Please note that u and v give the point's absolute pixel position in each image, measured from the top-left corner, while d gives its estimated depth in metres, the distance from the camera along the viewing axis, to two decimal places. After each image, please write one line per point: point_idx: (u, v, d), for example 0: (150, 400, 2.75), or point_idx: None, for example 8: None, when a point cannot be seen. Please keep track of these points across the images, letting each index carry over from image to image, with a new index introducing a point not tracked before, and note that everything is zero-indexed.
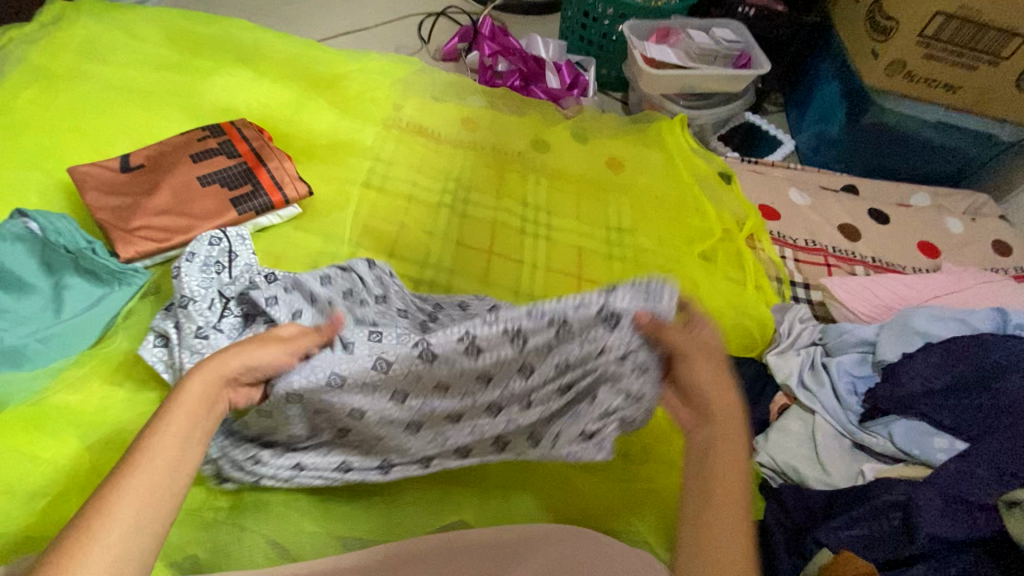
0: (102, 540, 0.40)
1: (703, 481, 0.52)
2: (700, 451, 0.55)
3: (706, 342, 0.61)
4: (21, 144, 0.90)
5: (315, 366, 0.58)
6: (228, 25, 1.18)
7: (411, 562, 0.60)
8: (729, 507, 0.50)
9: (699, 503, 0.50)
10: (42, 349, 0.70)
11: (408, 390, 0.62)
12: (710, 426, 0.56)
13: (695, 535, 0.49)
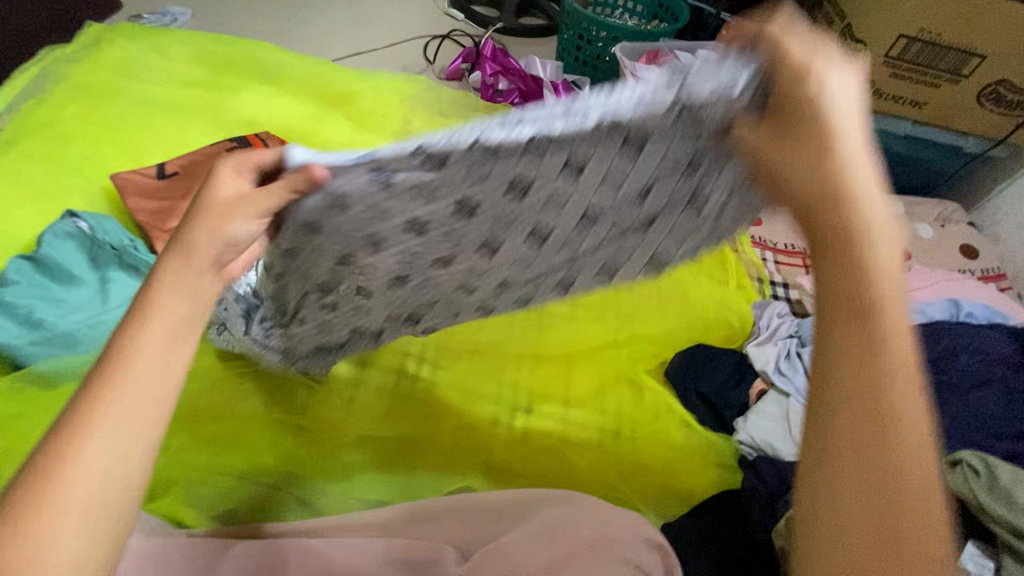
0: (70, 492, 0.35)
1: (875, 410, 0.35)
2: (858, 348, 0.36)
3: (824, 126, 0.39)
4: (66, 153, 0.99)
5: (343, 210, 0.48)
6: (251, 46, 1.28)
7: (425, 521, 0.67)
8: (918, 451, 0.34)
9: (852, 434, 0.35)
10: (91, 335, 0.78)
11: (469, 239, 0.55)
12: (875, 294, 0.37)
13: (863, 505, 0.34)
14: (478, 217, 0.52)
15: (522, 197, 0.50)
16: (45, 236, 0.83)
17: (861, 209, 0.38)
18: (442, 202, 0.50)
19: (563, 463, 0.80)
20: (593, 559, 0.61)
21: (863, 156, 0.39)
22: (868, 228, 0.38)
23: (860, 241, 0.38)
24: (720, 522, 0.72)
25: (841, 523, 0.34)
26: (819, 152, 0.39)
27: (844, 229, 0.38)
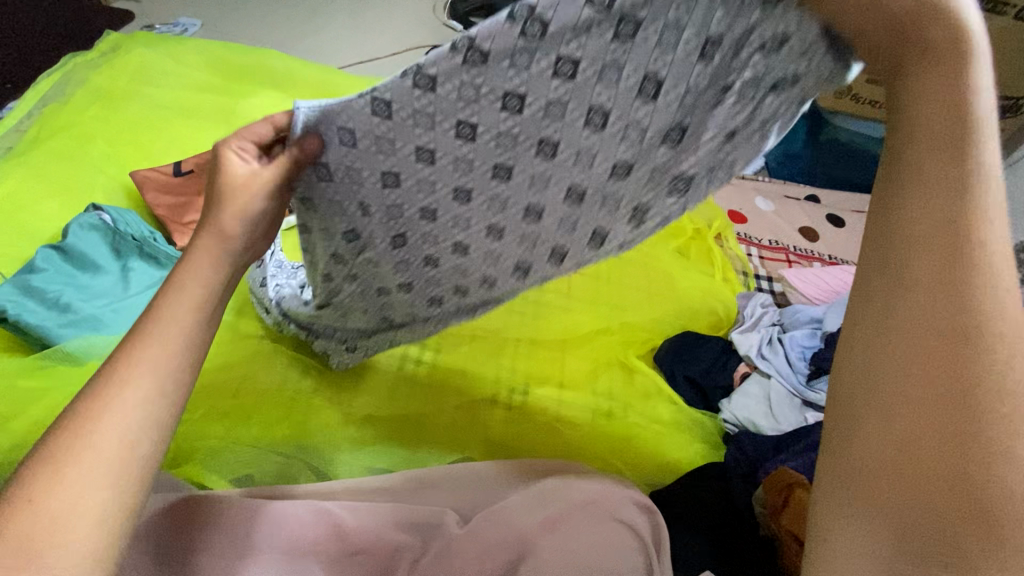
0: (97, 446, 0.41)
1: (945, 334, 0.36)
2: (930, 311, 0.37)
3: (930, 55, 0.39)
4: (88, 152, 1.05)
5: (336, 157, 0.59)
6: (261, 54, 1.35)
7: (430, 487, 0.73)
8: (1006, 379, 0.34)
9: (923, 356, 0.36)
10: (115, 318, 0.83)
11: (441, 179, 0.60)
12: (965, 221, 0.37)
13: (933, 421, 0.35)
14: (440, 157, 0.58)
15: (468, 130, 0.55)
16: (71, 227, 0.89)
17: (961, 137, 0.38)
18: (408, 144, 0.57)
19: (557, 433, 0.85)
20: (583, 519, 0.65)
21: (967, 79, 0.38)
22: (967, 159, 0.37)
23: (948, 164, 0.38)
24: (704, 488, 0.77)
25: (902, 434, 0.36)
26: (920, 81, 0.39)
27: (934, 148, 0.38)
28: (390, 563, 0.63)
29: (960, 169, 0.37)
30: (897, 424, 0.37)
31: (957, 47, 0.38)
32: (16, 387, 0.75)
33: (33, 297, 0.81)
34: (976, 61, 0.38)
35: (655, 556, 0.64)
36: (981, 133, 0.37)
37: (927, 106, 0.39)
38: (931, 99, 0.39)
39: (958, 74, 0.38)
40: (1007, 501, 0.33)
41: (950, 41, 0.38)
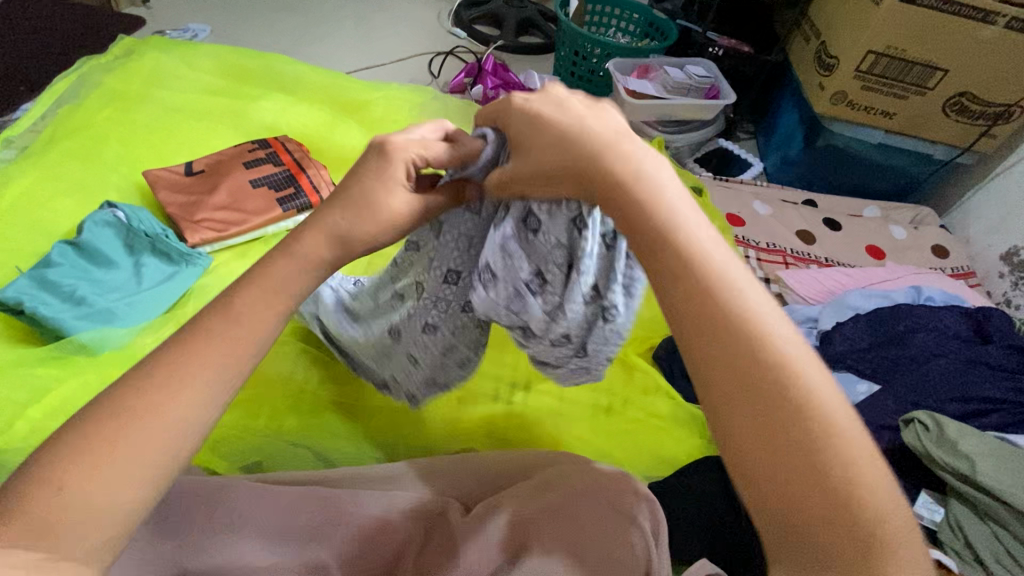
0: (155, 434, 0.38)
1: (749, 392, 0.34)
2: (737, 383, 0.35)
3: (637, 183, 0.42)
4: (101, 152, 1.08)
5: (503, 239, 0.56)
6: (270, 59, 1.39)
7: (434, 478, 0.75)
8: (814, 393, 0.34)
9: (749, 416, 0.34)
10: (127, 312, 0.86)
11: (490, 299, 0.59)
12: (717, 294, 0.37)
13: (791, 464, 0.33)
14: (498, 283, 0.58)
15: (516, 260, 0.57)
16: (85, 224, 0.91)
17: (675, 239, 0.39)
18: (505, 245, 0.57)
19: (555, 426, 0.87)
20: (581, 501, 0.67)
21: (664, 198, 0.41)
22: (693, 248, 0.39)
23: (688, 257, 0.38)
24: (698, 479, 0.79)
25: (785, 487, 0.32)
26: (625, 210, 0.42)
27: (664, 265, 0.39)
28: (394, 549, 0.65)
29: (693, 260, 0.38)
30: (775, 484, 0.33)
31: (655, 172, 0.43)
32: (33, 377, 0.78)
33: (48, 291, 0.84)
34: (667, 184, 0.43)
35: (655, 547, 0.64)
36: (688, 224, 0.40)
37: (640, 233, 0.40)
38: (647, 221, 0.40)
39: (649, 198, 0.41)
40: (878, 496, 0.32)
41: (647, 175, 0.43)
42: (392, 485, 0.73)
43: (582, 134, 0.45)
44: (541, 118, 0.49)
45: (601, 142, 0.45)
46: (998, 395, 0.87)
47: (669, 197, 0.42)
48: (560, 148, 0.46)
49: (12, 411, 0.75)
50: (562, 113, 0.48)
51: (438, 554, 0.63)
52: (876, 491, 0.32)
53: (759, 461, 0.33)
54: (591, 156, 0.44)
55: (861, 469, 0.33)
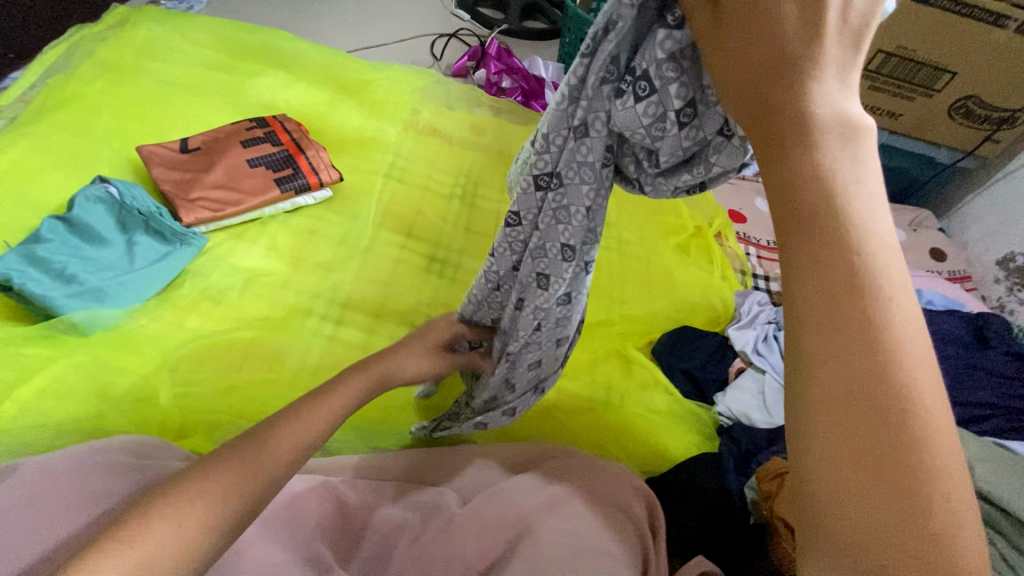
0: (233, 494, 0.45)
1: (859, 407, 0.30)
2: (850, 397, 0.30)
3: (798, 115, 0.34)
4: (94, 125, 1.05)
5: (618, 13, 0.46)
6: (269, 35, 1.35)
7: (431, 468, 0.74)
8: (936, 437, 0.30)
9: (844, 421, 0.30)
10: (120, 292, 0.84)
11: (631, 116, 0.46)
12: (863, 281, 0.31)
13: (874, 483, 0.29)
14: (650, 97, 0.45)
15: (671, 74, 0.44)
16: (76, 199, 0.88)
17: (837, 203, 0.33)
18: (663, 51, 0.44)
19: (556, 418, 0.86)
20: (583, 499, 0.66)
21: (840, 157, 0.33)
22: (851, 221, 0.32)
23: (845, 232, 0.32)
24: (698, 476, 0.79)
25: (855, 503, 0.30)
26: (794, 153, 0.34)
27: (809, 230, 0.33)
28: (390, 540, 0.65)
29: (842, 236, 0.32)
30: (843, 492, 0.30)
31: (847, 120, 0.34)
32: (20, 355, 0.76)
33: (37, 267, 0.81)
34: (865, 139, 0.34)
35: (654, 552, 0.65)
36: (858, 191, 0.33)
37: (799, 188, 0.34)
38: (798, 174, 0.34)
39: (820, 149, 0.33)
40: (960, 539, 0.29)
41: (832, 121, 0.34)
42: (389, 474, 0.73)
43: (779, 41, 0.35)
44: (752, 11, 0.36)
45: (801, 66, 0.34)
46: (993, 400, 0.88)
47: (845, 158, 0.34)
48: (756, 54, 0.36)
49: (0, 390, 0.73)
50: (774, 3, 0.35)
51: (436, 546, 0.62)
52: (955, 534, 0.29)
53: (844, 481, 0.30)
54: (782, 90, 0.35)
55: (961, 510, 0.30)
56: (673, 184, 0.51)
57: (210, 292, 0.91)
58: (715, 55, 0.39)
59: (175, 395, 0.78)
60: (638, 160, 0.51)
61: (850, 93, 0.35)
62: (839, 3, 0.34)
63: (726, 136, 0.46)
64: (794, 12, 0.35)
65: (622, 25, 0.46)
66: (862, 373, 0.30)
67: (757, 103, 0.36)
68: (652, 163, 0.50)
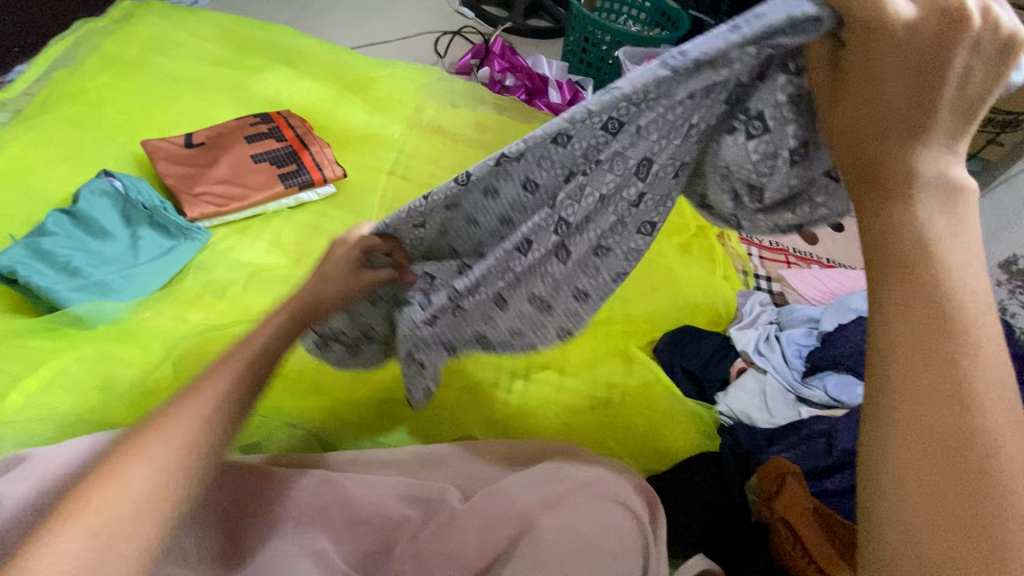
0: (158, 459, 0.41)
1: (943, 443, 0.33)
2: (936, 433, 0.33)
3: (902, 166, 0.38)
4: (99, 119, 1.05)
5: (734, 57, 0.45)
6: (274, 31, 1.35)
7: (433, 463, 0.74)
8: (1015, 482, 0.32)
9: (920, 454, 0.33)
10: (124, 286, 0.85)
11: (740, 152, 0.54)
12: (951, 329, 0.35)
13: (947, 524, 0.32)
14: (762, 136, 0.52)
15: (789, 115, 0.50)
16: (82, 193, 0.89)
17: (929, 254, 0.36)
18: (783, 95, 0.49)
19: (558, 416, 0.87)
20: (585, 491, 0.66)
21: (935, 213, 0.37)
22: (946, 266, 0.36)
23: (936, 281, 0.36)
24: (696, 473, 0.79)
25: (927, 545, 0.32)
26: (891, 201, 0.38)
27: (900, 271, 0.37)
28: (391, 536, 0.65)
29: (938, 284, 0.36)
30: (916, 521, 0.32)
31: (946, 176, 0.38)
32: (25, 347, 0.76)
33: (43, 260, 0.81)
34: (962, 191, 0.38)
35: (652, 543, 0.66)
36: (948, 243, 0.37)
37: (894, 230, 0.37)
38: (895, 222, 0.38)
39: (914, 203, 0.38)
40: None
41: (932, 178, 0.38)
42: (390, 469, 0.73)
43: (892, 98, 0.39)
44: (870, 68, 0.39)
45: (915, 126, 0.38)
46: None
47: (939, 210, 0.37)
48: (867, 105, 0.40)
49: (5, 381, 0.73)
50: (894, 67, 0.38)
51: (438, 541, 0.62)
52: None
53: (918, 521, 0.32)
54: (882, 141, 0.39)
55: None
56: (772, 221, 0.58)
57: (213, 286, 0.91)
58: (827, 108, 0.43)
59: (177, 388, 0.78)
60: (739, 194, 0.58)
61: (955, 153, 0.39)
62: (957, 78, 0.38)
63: (833, 178, 0.52)
64: (911, 68, 0.38)
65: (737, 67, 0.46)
66: (949, 415, 0.33)
67: (860, 157, 0.40)
68: (755, 199, 0.57)
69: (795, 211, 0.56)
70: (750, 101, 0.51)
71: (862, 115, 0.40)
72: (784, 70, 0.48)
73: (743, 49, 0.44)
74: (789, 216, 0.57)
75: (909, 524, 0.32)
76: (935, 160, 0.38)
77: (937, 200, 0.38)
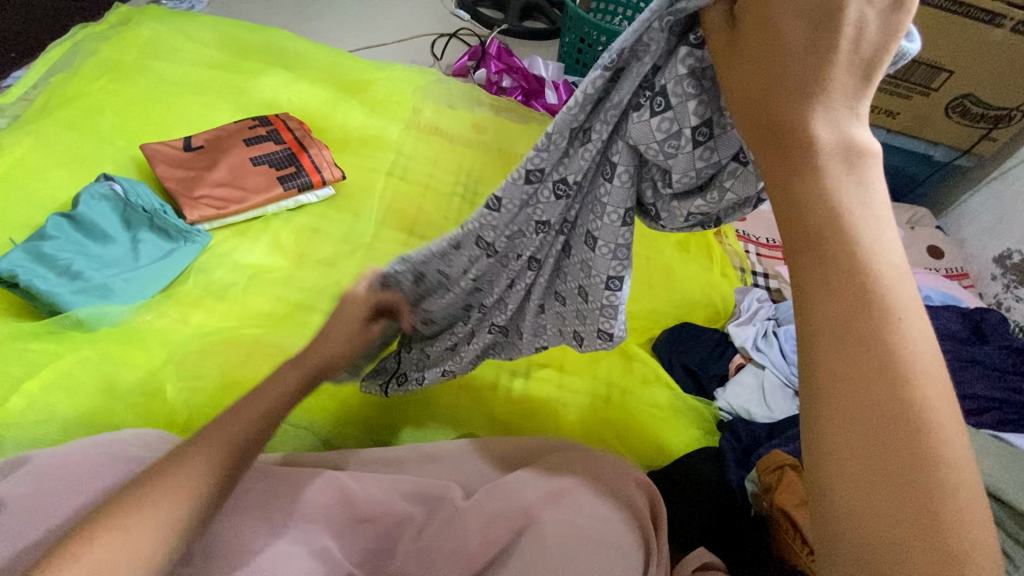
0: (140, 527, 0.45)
1: (874, 424, 0.32)
2: (864, 414, 0.33)
3: (794, 131, 0.38)
4: (97, 123, 1.05)
5: (649, 42, 0.48)
6: (271, 34, 1.35)
7: (434, 462, 0.74)
8: (948, 456, 0.32)
9: (855, 437, 0.33)
10: (125, 289, 0.85)
11: (646, 130, 0.50)
12: (869, 301, 0.34)
13: (890, 505, 0.32)
14: (665, 113, 0.49)
15: (690, 92, 0.48)
16: (81, 197, 0.89)
17: (842, 226, 0.36)
18: (684, 68, 0.48)
19: (557, 413, 0.87)
20: (584, 487, 0.67)
21: (847, 181, 0.37)
22: (858, 240, 0.36)
23: (852, 251, 0.35)
24: (697, 468, 0.80)
25: (870, 525, 0.32)
26: (799, 170, 0.38)
27: (816, 249, 0.36)
28: (394, 533, 0.65)
29: (854, 257, 0.35)
30: (853, 506, 0.32)
31: (850, 143, 0.38)
32: (26, 350, 0.76)
33: (43, 264, 0.82)
34: (867, 160, 0.38)
35: (654, 537, 0.67)
36: (863, 212, 0.37)
37: (807, 204, 0.37)
38: (805, 194, 0.37)
39: (823, 172, 0.37)
40: (971, 557, 0.31)
41: (835, 145, 0.38)
42: (392, 467, 0.73)
43: (787, 59, 0.39)
44: (764, 35, 0.41)
45: (811, 90, 0.39)
46: (990, 393, 0.89)
47: (850, 179, 0.37)
48: (767, 70, 0.40)
49: (7, 385, 0.73)
50: (789, 27, 0.39)
51: (441, 539, 0.63)
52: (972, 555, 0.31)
53: (854, 505, 0.32)
54: (784, 104, 0.39)
55: (973, 527, 0.32)
56: (685, 209, 0.54)
57: (214, 289, 0.92)
58: (725, 72, 0.44)
59: (180, 390, 0.79)
60: (654, 185, 0.55)
61: (858, 119, 0.39)
62: (852, 33, 0.38)
63: (741, 162, 0.50)
64: (802, 28, 0.39)
65: (653, 47, 0.48)
66: (875, 392, 0.33)
67: (769, 124, 0.40)
68: (665, 184, 0.53)
69: (705, 199, 0.53)
70: (657, 78, 0.50)
71: (758, 82, 0.41)
72: (687, 43, 0.48)
73: (651, 25, 0.47)
74: (699, 202, 0.53)
75: (845, 506, 0.32)
76: (835, 127, 0.38)
77: (831, 169, 0.37)
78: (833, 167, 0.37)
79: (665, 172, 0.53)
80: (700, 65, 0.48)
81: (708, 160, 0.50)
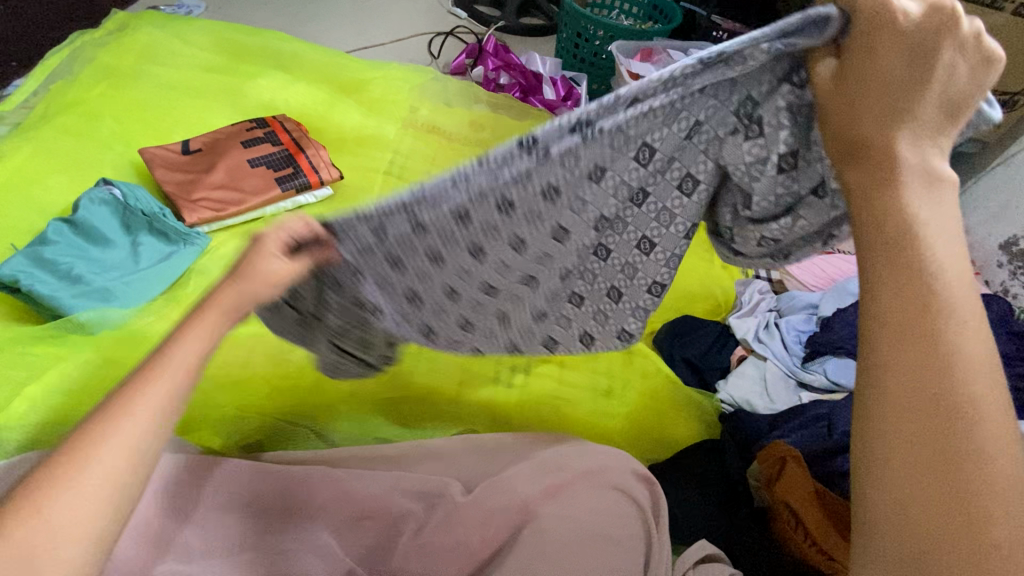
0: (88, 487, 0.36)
1: (923, 415, 0.36)
2: (919, 406, 0.37)
3: (888, 155, 0.41)
4: (96, 129, 1.06)
5: (749, 54, 0.46)
6: (267, 37, 1.36)
7: (434, 458, 0.74)
8: (991, 455, 0.36)
9: (906, 424, 0.37)
10: (126, 292, 0.86)
11: (737, 153, 0.52)
12: (935, 305, 0.38)
13: (929, 488, 0.36)
14: (757, 140, 0.52)
15: (784, 123, 0.50)
16: (81, 201, 0.90)
17: (915, 240, 0.39)
18: (783, 101, 0.49)
19: (561, 407, 0.87)
20: (583, 481, 0.66)
21: (924, 201, 0.40)
22: (929, 254, 0.39)
23: (920, 263, 0.39)
24: (695, 461, 0.81)
25: (906, 500, 0.36)
26: (883, 186, 0.40)
27: (894, 259, 0.39)
28: (391, 531, 0.65)
29: (921, 267, 0.39)
30: (898, 484, 0.36)
31: (931, 172, 0.41)
32: (28, 353, 0.77)
33: (43, 268, 0.82)
34: (944, 187, 0.41)
35: (655, 527, 0.66)
36: (938, 232, 0.40)
37: (886, 216, 0.40)
38: (888, 209, 0.40)
39: (904, 190, 0.40)
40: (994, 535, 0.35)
41: (917, 167, 0.41)
42: (392, 463, 0.73)
43: (890, 84, 0.41)
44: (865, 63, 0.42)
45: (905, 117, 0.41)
46: None
47: (925, 202, 0.40)
48: (867, 93, 0.42)
49: (10, 388, 0.74)
50: (895, 60, 0.41)
51: (439, 534, 0.63)
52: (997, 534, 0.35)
53: (903, 485, 0.36)
54: (877, 124, 0.41)
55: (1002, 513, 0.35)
56: (758, 234, 0.57)
57: None
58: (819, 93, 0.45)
59: None
60: (735, 209, 0.57)
61: (940, 151, 0.42)
62: (943, 75, 0.41)
63: (819, 195, 0.53)
64: (905, 58, 0.41)
65: (750, 63, 0.46)
66: (932, 391, 0.37)
67: (860, 144, 0.42)
68: (744, 207, 0.56)
69: (778, 225, 0.55)
70: (754, 104, 0.51)
71: (853, 101, 0.42)
72: (788, 80, 0.49)
73: (759, 42, 0.45)
74: (773, 225, 0.55)
75: (894, 486, 0.36)
76: (925, 158, 0.41)
77: (915, 198, 0.40)
78: (919, 198, 0.40)
79: (746, 197, 0.55)
80: (794, 94, 0.49)
81: (785, 188, 0.53)
